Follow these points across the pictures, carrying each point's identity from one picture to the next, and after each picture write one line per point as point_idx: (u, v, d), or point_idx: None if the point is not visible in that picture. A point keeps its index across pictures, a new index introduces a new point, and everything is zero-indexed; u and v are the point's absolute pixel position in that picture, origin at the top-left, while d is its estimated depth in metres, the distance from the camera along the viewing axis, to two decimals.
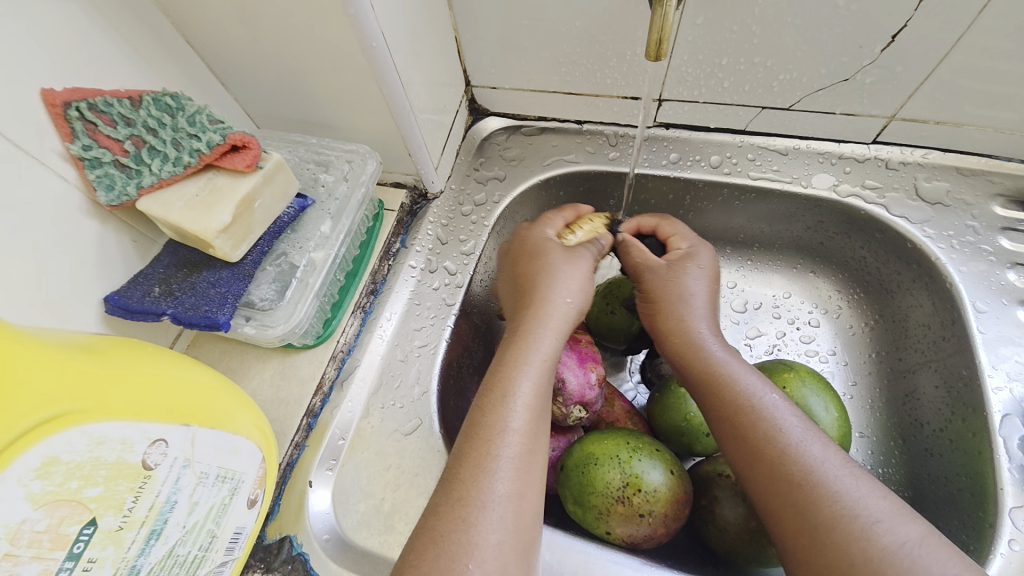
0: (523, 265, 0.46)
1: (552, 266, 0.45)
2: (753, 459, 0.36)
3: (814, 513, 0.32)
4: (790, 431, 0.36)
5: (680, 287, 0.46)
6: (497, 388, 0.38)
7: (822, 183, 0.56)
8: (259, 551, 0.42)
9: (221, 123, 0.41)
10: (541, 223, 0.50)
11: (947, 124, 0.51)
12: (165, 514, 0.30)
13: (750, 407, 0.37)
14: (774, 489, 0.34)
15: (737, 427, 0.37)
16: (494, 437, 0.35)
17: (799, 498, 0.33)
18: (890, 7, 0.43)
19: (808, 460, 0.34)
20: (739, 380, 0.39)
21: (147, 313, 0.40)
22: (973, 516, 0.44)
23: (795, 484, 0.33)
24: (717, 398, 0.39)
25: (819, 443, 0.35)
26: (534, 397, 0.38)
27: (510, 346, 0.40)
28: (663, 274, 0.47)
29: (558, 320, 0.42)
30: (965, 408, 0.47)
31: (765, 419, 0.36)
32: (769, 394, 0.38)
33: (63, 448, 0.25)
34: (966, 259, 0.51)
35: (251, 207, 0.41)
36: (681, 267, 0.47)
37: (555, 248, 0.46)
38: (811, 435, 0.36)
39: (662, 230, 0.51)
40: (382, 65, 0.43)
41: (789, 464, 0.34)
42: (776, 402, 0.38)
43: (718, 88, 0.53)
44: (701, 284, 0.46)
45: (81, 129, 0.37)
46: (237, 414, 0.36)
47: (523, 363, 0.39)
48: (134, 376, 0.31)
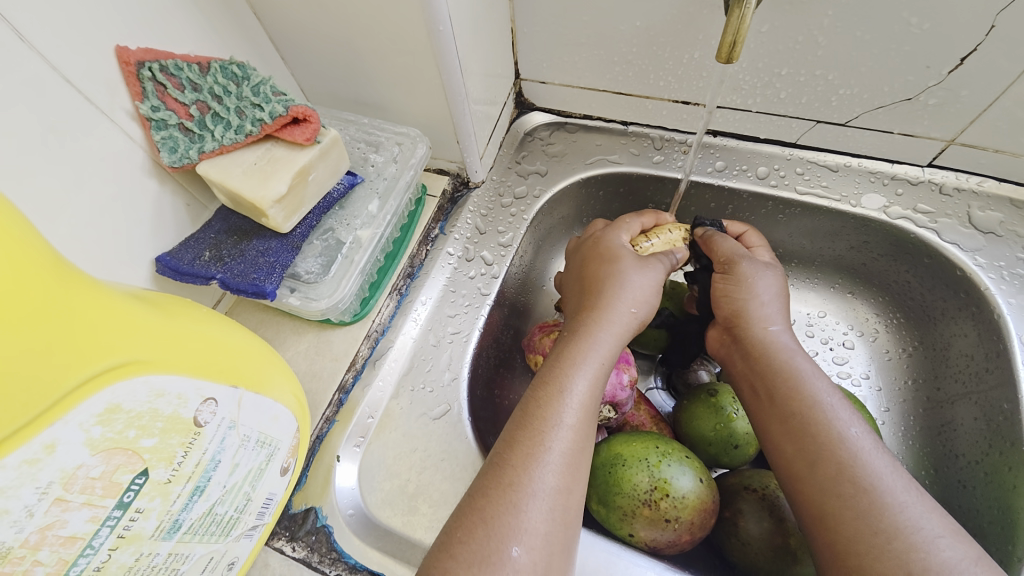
0: (594, 266, 0.46)
1: (624, 274, 0.44)
2: (816, 463, 0.35)
3: (877, 518, 0.32)
4: (858, 440, 0.36)
5: (765, 288, 0.44)
6: (551, 382, 0.38)
7: (872, 204, 0.55)
8: (284, 520, 0.43)
9: (284, 95, 0.42)
10: (618, 226, 0.49)
11: (1007, 154, 0.49)
12: (209, 472, 0.31)
13: (820, 408, 0.37)
14: (835, 492, 0.34)
15: (807, 426, 0.37)
16: (547, 430, 0.35)
17: (862, 503, 0.33)
18: (964, 29, 0.42)
19: (873, 468, 0.34)
20: (812, 380, 0.39)
21: (197, 276, 0.41)
22: (1001, 550, 0.43)
23: (860, 488, 0.33)
24: (790, 401, 0.38)
25: (884, 457, 0.35)
26: (588, 396, 0.38)
27: (570, 343, 0.40)
28: (756, 268, 0.45)
29: (619, 326, 0.42)
30: (1003, 442, 0.46)
31: (837, 421, 0.36)
32: (836, 398, 0.38)
33: (125, 397, 0.26)
34: (1016, 291, 0.49)
35: (306, 179, 0.41)
36: (762, 267, 0.45)
37: (628, 256, 0.46)
38: (877, 445, 0.36)
39: (748, 238, 0.51)
40: (444, 50, 0.43)
41: (857, 468, 0.34)
42: (843, 408, 0.37)
43: (774, 98, 0.52)
44: (782, 290, 0.45)
45: (152, 90, 0.38)
46: (277, 381, 0.36)
47: (582, 361, 0.39)
48: (192, 334, 0.31)
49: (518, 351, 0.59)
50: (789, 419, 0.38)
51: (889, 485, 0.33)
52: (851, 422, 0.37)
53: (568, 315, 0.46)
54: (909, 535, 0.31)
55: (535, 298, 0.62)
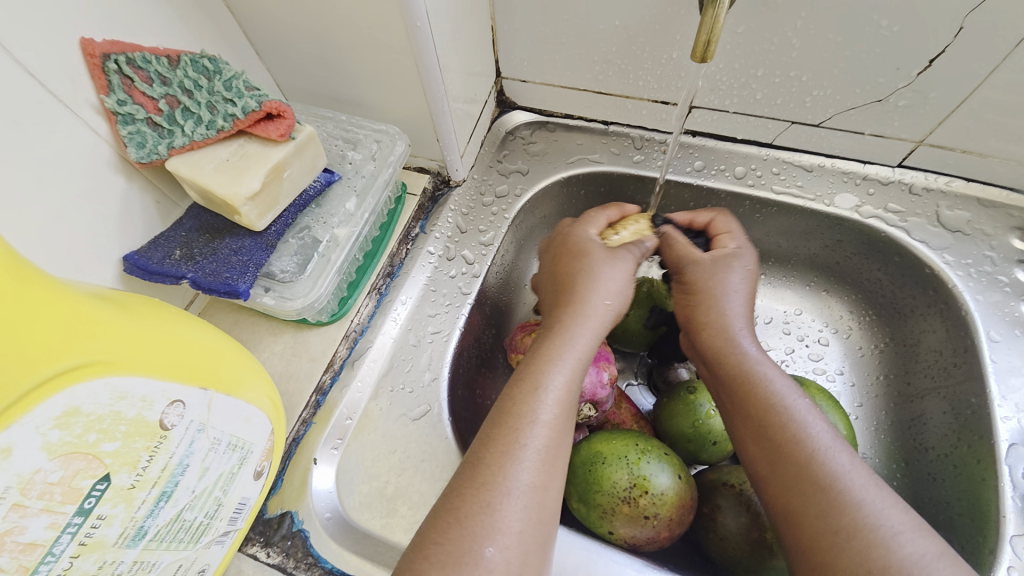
0: (566, 264, 0.46)
1: (593, 267, 0.44)
2: (778, 462, 0.36)
3: (836, 518, 0.32)
4: (819, 436, 0.36)
5: (722, 284, 0.45)
6: (526, 380, 0.38)
7: (846, 203, 0.56)
8: (259, 525, 0.42)
9: (257, 89, 0.41)
10: (584, 222, 0.50)
11: (973, 155, 0.51)
12: (177, 477, 0.30)
13: (780, 408, 0.38)
14: (795, 492, 0.35)
15: (765, 427, 0.38)
16: (522, 426, 0.35)
17: (822, 502, 0.33)
18: (931, 33, 0.43)
19: (833, 466, 0.35)
20: (772, 382, 0.39)
21: (166, 275, 0.40)
22: (972, 541, 0.44)
23: (818, 487, 0.34)
24: (747, 403, 0.39)
25: (846, 454, 0.35)
26: (565, 391, 0.37)
27: (545, 341, 0.40)
28: (708, 269, 0.46)
29: (595, 321, 0.42)
30: (971, 435, 0.47)
31: (795, 421, 0.37)
32: (798, 398, 0.39)
33: (85, 399, 0.25)
34: (982, 288, 0.51)
35: (280, 176, 0.41)
36: (725, 264, 0.46)
37: (598, 250, 0.46)
38: (839, 444, 0.36)
39: (715, 226, 0.50)
40: (423, 46, 0.43)
41: (816, 469, 0.35)
42: (804, 406, 0.38)
43: (751, 99, 0.53)
44: (743, 284, 0.45)
45: (118, 83, 0.37)
46: (251, 383, 0.35)
47: (556, 357, 0.39)
48: (158, 333, 0.30)
49: (500, 351, 0.59)
50: (750, 419, 0.39)
51: (859, 479, 0.34)
52: (811, 422, 0.37)
53: (545, 313, 0.46)
54: (871, 531, 0.31)
55: (516, 297, 0.62)
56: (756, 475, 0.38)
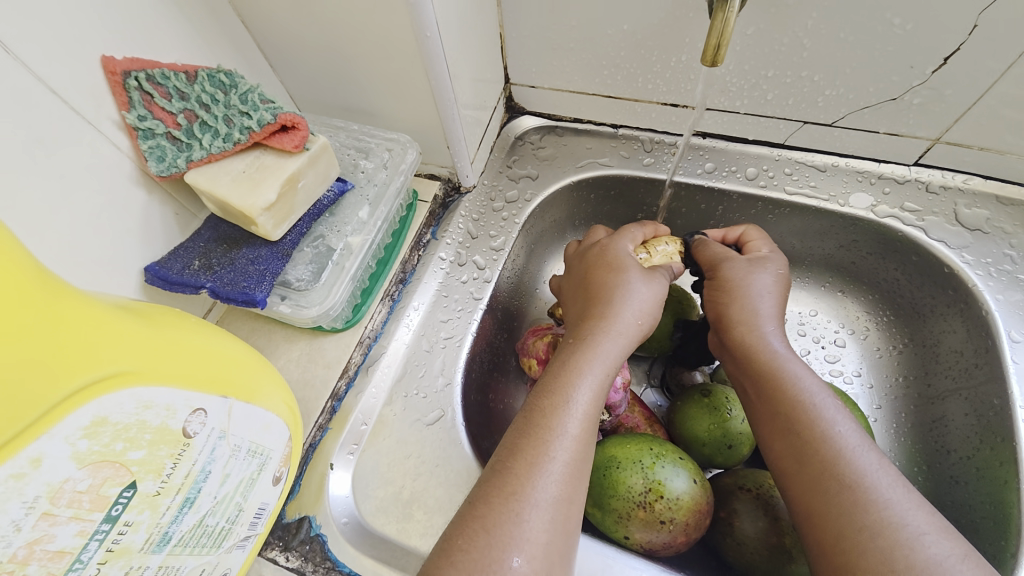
0: (599, 274, 0.45)
1: (625, 279, 0.44)
2: (804, 461, 0.36)
3: (863, 515, 0.32)
4: (846, 436, 0.36)
5: (754, 286, 0.45)
6: (557, 392, 0.38)
7: (860, 203, 0.55)
8: (277, 530, 0.42)
9: (272, 102, 0.42)
10: (622, 235, 0.49)
11: (992, 151, 0.50)
12: (199, 484, 0.31)
13: (807, 407, 0.37)
14: (822, 488, 0.34)
15: (792, 423, 0.37)
16: (551, 438, 0.35)
17: (847, 499, 0.33)
18: (945, 30, 0.42)
19: (859, 465, 0.34)
20: (799, 381, 0.39)
21: (186, 285, 0.41)
22: (995, 545, 0.43)
23: (843, 486, 0.34)
24: (775, 402, 0.39)
25: (872, 453, 0.35)
26: (592, 405, 0.38)
27: (575, 350, 0.40)
28: (742, 269, 0.46)
29: (625, 336, 0.42)
30: (994, 437, 0.46)
31: (823, 420, 0.37)
32: (825, 396, 0.38)
33: (112, 409, 0.26)
34: (1003, 288, 0.50)
35: (295, 186, 0.41)
36: (758, 266, 0.46)
37: (633, 265, 0.45)
38: (866, 444, 0.36)
39: (748, 237, 0.50)
40: (433, 56, 0.44)
41: (843, 466, 0.34)
42: (832, 405, 0.37)
43: (761, 99, 0.53)
44: (775, 285, 0.45)
45: (138, 100, 0.38)
46: (269, 390, 0.36)
47: (586, 369, 0.39)
48: (180, 344, 0.31)
49: (512, 355, 0.59)
50: (777, 418, 0.38)
51: (877, 482, 0.33)
52: (838, 420, 0.37)
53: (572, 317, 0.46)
54: (896, 530, 0.31)
55: (528, 302, 0.62)
56: (778, 471, 0.38)
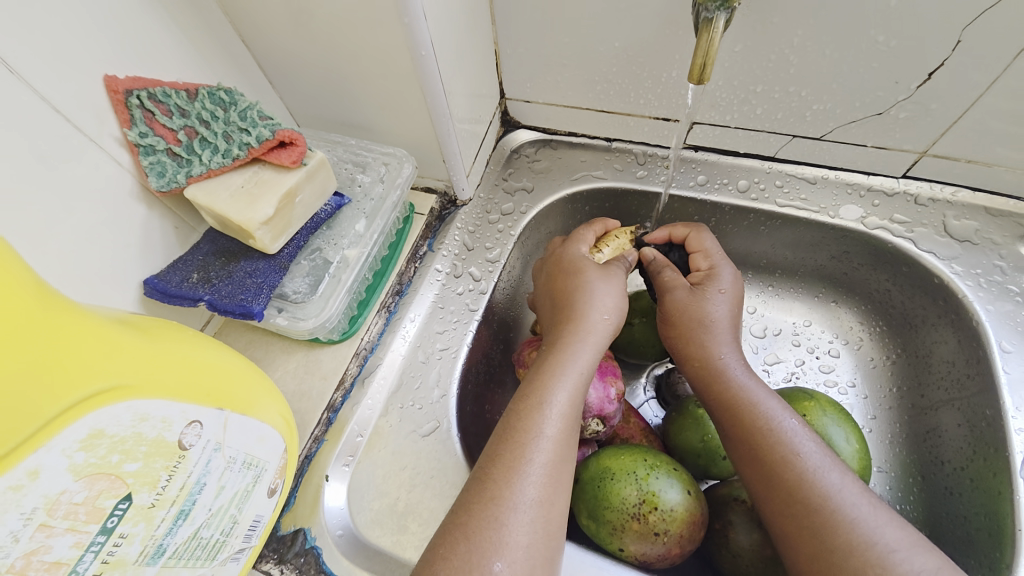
0: (561, 282, 0.47)
1: (590, 286, 0.45)
2: (772, 484, 0.37)
3: (831, 536, 0.33)
4: (808, 457, 0.36)
5: (701, 316, 0.45)
6: (531, 395, 0.38)
7: (850, 214, 0.56)
8: (273, 542, 0.42)
9: (271, 119, 0.43)
10: (574, 240, 0.50)
11: (978, 164, 0.51)
12: (194, 496, 0.31)
13: (768, 432, 0.38)
14: (791, 512, 0.35)
15: (755, 449, 0.38)
16: (528, 440, 0.36)
17: (815, 521, 0.34)
18: (929, 46, 0.43)
19: (826, 486, 0.35)
20: (759, 405, 0.39)
21: (185, 297, 0.41)
22: (990, 556, 0.43)
23: (811, 508, 0.34)
24: (737, 428, 0.39)
25: (837, 472, 0.36)
26: (568, 406, 0.38)
27: (547, 357, 0.41)
28: (686, 300, 0.46)
29: (596, 336, 0.42)
30: (987, 448, 0.47)
31: (784, 444, 0.37)
32: (788, 419, 0.39)
33: (109, 422, 0.26)
34: (992, 298, 0.50)
35: (292, 201, 0.42)
36: (709, 294, 0.46)
37: (592, 267, 0.46)
38: (829, 462, 0.36)
39: (691, 242, 0.50)
40: (429, 73, 0.45)
41: (808, 490, 0.35)
42: (795, 427, 0.38)
43: (752, 114, 0.54)
44: (724, 312, 0.45)
45: (140, 117, 0.39)
46: (265, 403, 0.36)
47: (561, 372, 0.39)
48: (177, 357, 0.32)
49: (509, 366, 0.59)
50: (740, 443, 0.39)
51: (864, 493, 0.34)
52: (803, 444, 0.37)
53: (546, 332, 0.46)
54: None
55: (524, 312, 0.63)
56: (753, 493, 0.38)
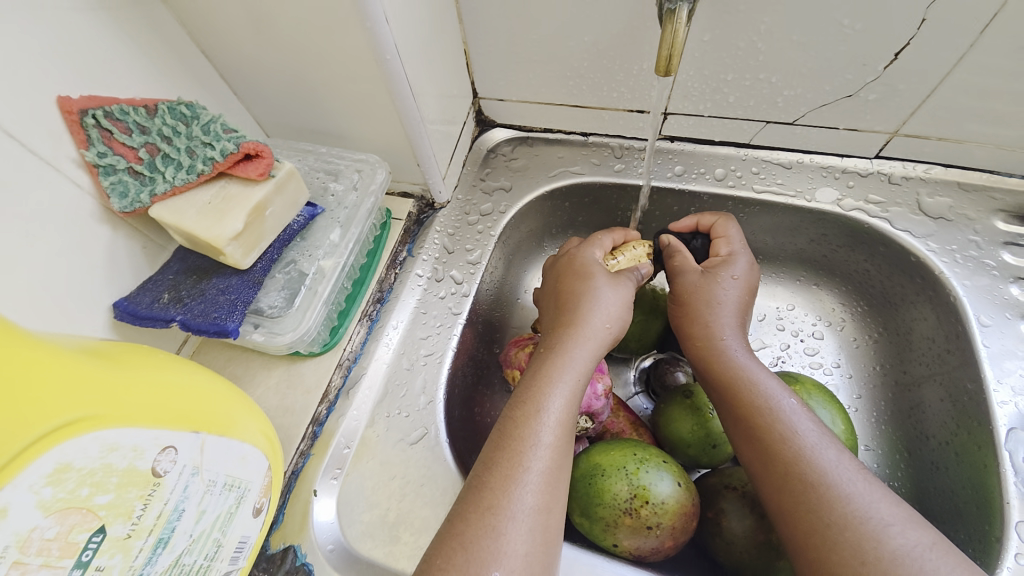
0: (566, 283, 0.47)
1: (593, 288, 0.45)
2: (769, 460, 0.36)
3: (828, 512, 0.33)
4: (806, 434, 0.37)
5: (709, 297, 0.46)
6: (529, 400, 0.38)
7: (826, 197, 0.56)
8: (262, 562, 0.42)
9: (235, 132, 0.42)
10: (589, 243, 0.50)
11: (948, 141, 0.51)
12: (173, 523, 0.30)
13: (766, 411, 0.38)
14: (789, 490, 0.35)
15: (754, 429, 0.38)
16: (525, 449, 0.35)
17: (812, 497, 0.34)
18: (894, 27, 0.44)
19: (822, 462, 0.35)
20: (760, 384, 0.40)
21: (157, 319, 0.40)
22: (978, 529, 0.44)
23: (808, 484, 0.34)
24: (738, 409, 0.40)
25: (833, 449, 0.36)
26: (566, 413, 0.38)
27: (545, 361, 0.41)
28: (696, 281, 0.47)
29: (594, 342, 0.42)
30: (970, 421, 0.47)
31: (781, 421, 0.37)
32: (787, 399, 0.39)
33: (76, 454, 0.25)
34: (969, 273, 0.51)
35: (262, 215, 0.41)
36: (717, 276, 0.47)
37: (600, 274, 0.46)
38: (826, 440, 0.36)
39: (715, 229, 0.51)
40: (396, 77, 0.44)
41: (804, 466, 0.35)
42: (793, 407, 0.38)
43: (724, 102, 0.54)
44: (733, 296, 0.46)
45: (97, 137, 0.38)
46: (245, 421, 0.36)
47: (557, 377, 0.39)
48: (148, 382, 0.31)
49: (496, 368, 0.59)
50: (739, 424, 0.39)
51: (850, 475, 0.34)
52: (798, 420, 0.37)
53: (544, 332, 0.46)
54: (868, 522, 0.32)
55: (508, 313, 0.62)
56: (750, 473, 0.38)
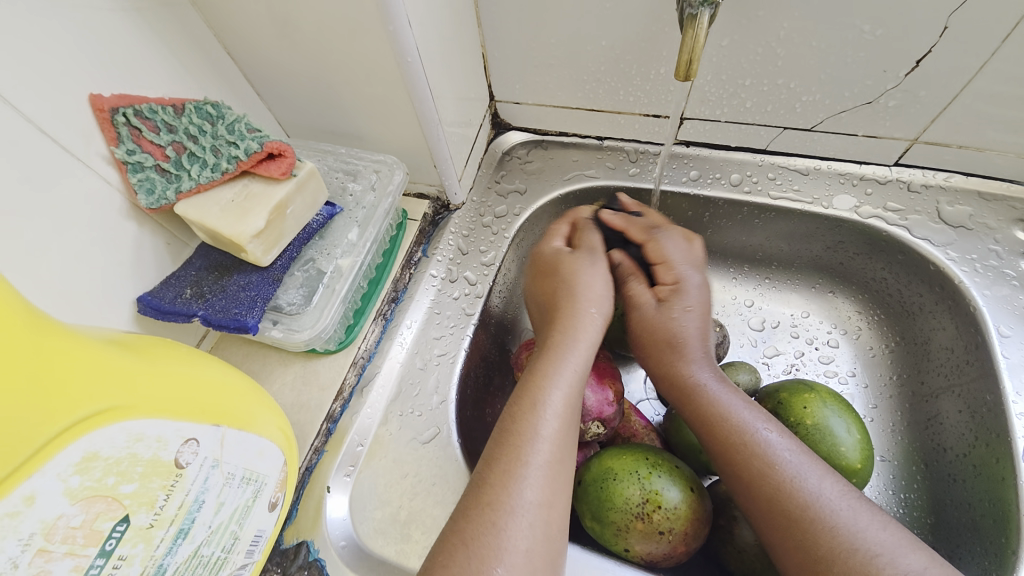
0: (545, 284, 0.48)
1: (574, 279, 0.46)
2: (752, 493, 0.37)
3: (814, 548, 0.33)
4: (787, 465, 0.36)
5: (669, 334, 0.44)
6: (526, 397, 0.38)
7: (844, 204, 0.56)
8: (276, 556, 0.42)
9: (258, 131, 0.43)
10: (548, 236, 0.52)
11: (969, 149, 0.51)
12: (193, 514, 0.31)
13: (744, 445, 0.38)
14: (775, 525, 0.35)
15: (733, 462, 0.38)
16: (524, 444, 0.35)
17: (799, 534, 0.34)
18: (916, 34, 0.43)
19: (806, 495, 0.35)
20: (732, 417, 0.40)
21: (179, 314, 0.41)
22: (996, 543, 0.43)
23: (793, 520, 0.35)
24: (714, 436, 0.40)
25: (817, 474, 0.36)
26: (564, 405, 0.38)
27: (540, 358, 0.41)
28: (653, 320, 0.45)
29: (587, 334, 0.42)
30: (988, 433, 0.47)
31: (760, 455, 0.37)
32: (765, 427, 0.39)
33: (103, 444, 0.26)
34: (989, 283, 0.50)
35: (283, 213, 0.42)
36: (672, 309, 0.45)
37: (568, 260, 0.48)
38: (807, 462, 0.37)
39: (650, 252, 0.48)
40: (415, 78, 0.45)
41: (786, 501, 0.35)
42: (773, 437, 0.38)
43: (741, 107, 0.54)
44: (695, 325, 0.45)
45: (127, 134, 0.39)
46: (263, 417, 0.36)
47: (555, 371, 0.39)
48: (171, 374, 0.31)
49: (507, 370, 0.59)
50: (719, 455, 0.39)
51: None
52: (779, 450, 0.37)
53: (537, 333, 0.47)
54: None
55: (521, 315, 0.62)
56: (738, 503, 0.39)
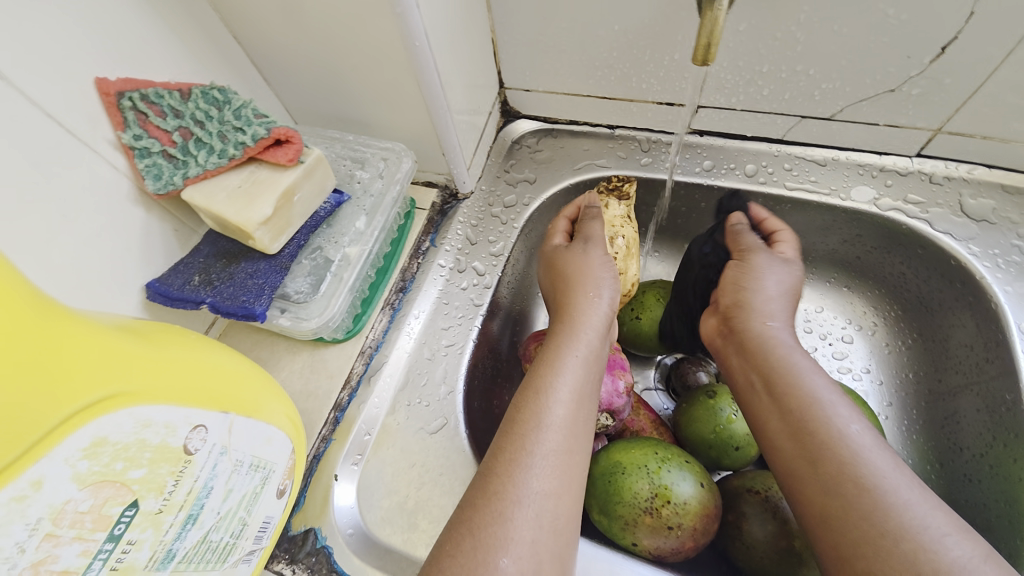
0: (557, 276, 0.49)
1: (579, 279, 0.47)
2: (816, 463, 0.36)
3: (881, 519, 0.31)
4: (859, 436, 0.35)
5: (772, 282, 0.47)
6: (531, 389, 0.39)
7: (862, 196, 0.55)
8: (284, 542, 0.43)
9: (265, 117, 0.42)
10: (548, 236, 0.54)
11: (994, 140, 0.49)
12: (201, 500, 0.31)
13: (819, 407, 0.38)
14: (838, 491, 0.34)
15: (806, 423, 0.37)
16: (528, 433, 0.36)
17: (865, 503, 0.32)
18: (942, 19, 0.42)
19: (874, 466, 0.34)
20: (812, 377, 0.40)
21: (187, 301, 0.41)
22: (1010, 543, 0.43)
23: (862, 487, 0.33)
24: (791, 399, 0.39)
25: (886, 454, 0.35)
26: (568, 398, 0.38)
27: (544, 352, 0.42)
28: (768, 263, 0.48)
29: (590, 330, 0.43)
30: (1007, 433, 0.46)
31: (834, 419, 0.37)
32: (834, 395, 0.38)
33: (111, 429, 0.26)
34: (1011, 279, 0.49)
35: (291, 200, 0.42)
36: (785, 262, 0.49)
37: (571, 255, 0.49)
38: (879, 445, 0.35)
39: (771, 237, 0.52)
40: (424, 64, 0.44)
41: (858, 467, 0.34)
42: (843, 404, 0.38)
43: (757, 95, 0.53)
44: (791, 286, 0.48)
45: (133, 119, 0.38)
46: (270, 405, 0.36)
47: (557, 364, 0.40)
48: (178, 362, 0.31)
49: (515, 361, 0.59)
50: (788, 416, 0.38)
51: (886, 482, 0.33)
52: (852, 419, 0.37)
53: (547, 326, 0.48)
54: (909, 532, 0.31)
55: (528, 306, 0.62)
56: (792, 471, 0.37)
